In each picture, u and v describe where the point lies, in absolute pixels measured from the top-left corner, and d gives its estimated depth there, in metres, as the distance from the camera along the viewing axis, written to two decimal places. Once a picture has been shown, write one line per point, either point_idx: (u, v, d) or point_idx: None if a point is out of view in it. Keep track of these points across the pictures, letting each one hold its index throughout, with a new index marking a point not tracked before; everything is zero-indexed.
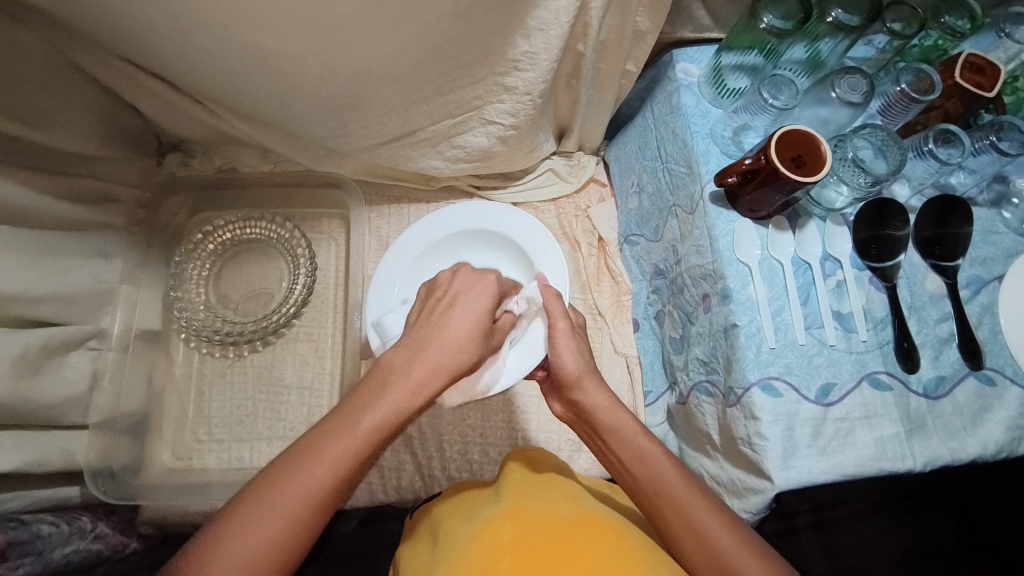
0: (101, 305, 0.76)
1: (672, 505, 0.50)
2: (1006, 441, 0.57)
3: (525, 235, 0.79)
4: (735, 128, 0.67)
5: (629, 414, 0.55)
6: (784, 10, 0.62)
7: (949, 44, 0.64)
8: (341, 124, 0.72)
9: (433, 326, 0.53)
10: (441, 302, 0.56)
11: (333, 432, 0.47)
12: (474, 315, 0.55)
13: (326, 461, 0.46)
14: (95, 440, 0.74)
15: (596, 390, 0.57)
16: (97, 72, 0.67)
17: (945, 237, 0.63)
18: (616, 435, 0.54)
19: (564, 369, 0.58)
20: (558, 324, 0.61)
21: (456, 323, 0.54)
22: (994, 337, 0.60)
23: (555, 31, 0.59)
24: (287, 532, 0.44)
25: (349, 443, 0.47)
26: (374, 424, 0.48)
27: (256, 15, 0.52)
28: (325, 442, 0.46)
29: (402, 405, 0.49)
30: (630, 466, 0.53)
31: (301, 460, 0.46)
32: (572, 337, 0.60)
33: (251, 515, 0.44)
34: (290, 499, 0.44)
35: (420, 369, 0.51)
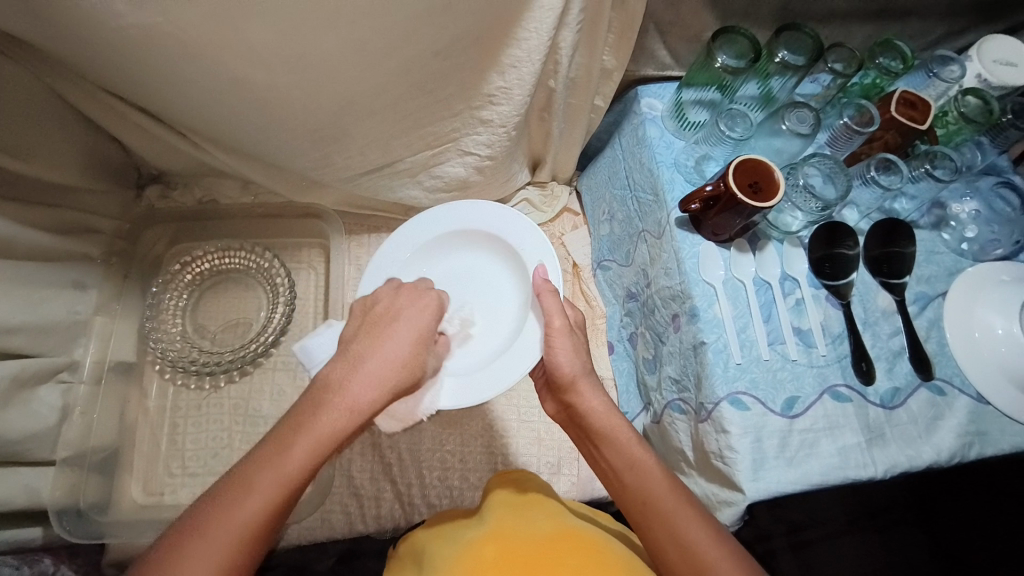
0: (74, 337, 0.75)
1: (658, 514, 0.50)
2: (958, 447, 0.60)
3: (503, 226, 0.72)
4: (697, 158, 0.71)
5: (623, 419, 0.56)
6: (736, 51, 0.67)
7: (885, 82, 0.70)
8: (322, 156, 0.75)
9: (371, 343, 0.53)
10: (386, 315, 0.56)
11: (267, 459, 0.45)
12: (412, 334, 0.55)
13: (254, 493, 0.44)
14: (62, 476, 0.72)
15: (591, 394, 0.58)
16: (82, 105, 0.68)
17: (893, 256, 0.67)
18: (609, 442, 0.55)
19: (560, 371, 0.59)
20: (554, 324, 0.60)
21: (394, 340, 0.54)
22: (942, 350, 0.65)
23: (527, 68, 0.63)
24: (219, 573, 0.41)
25: (281, 469, 0.45)
26: (305, 448, 0.46)
27: (244, 52, 0.55)
28: (250, 476, 0.45)
29: (332, 431, 0.48)
30: (621, 474, 0.54)
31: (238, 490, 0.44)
32: (569, 337, 0.60)
33: (180, 560, 0.41)
34: (218, 533, 0.42)
35: (358, 389, 0.50)
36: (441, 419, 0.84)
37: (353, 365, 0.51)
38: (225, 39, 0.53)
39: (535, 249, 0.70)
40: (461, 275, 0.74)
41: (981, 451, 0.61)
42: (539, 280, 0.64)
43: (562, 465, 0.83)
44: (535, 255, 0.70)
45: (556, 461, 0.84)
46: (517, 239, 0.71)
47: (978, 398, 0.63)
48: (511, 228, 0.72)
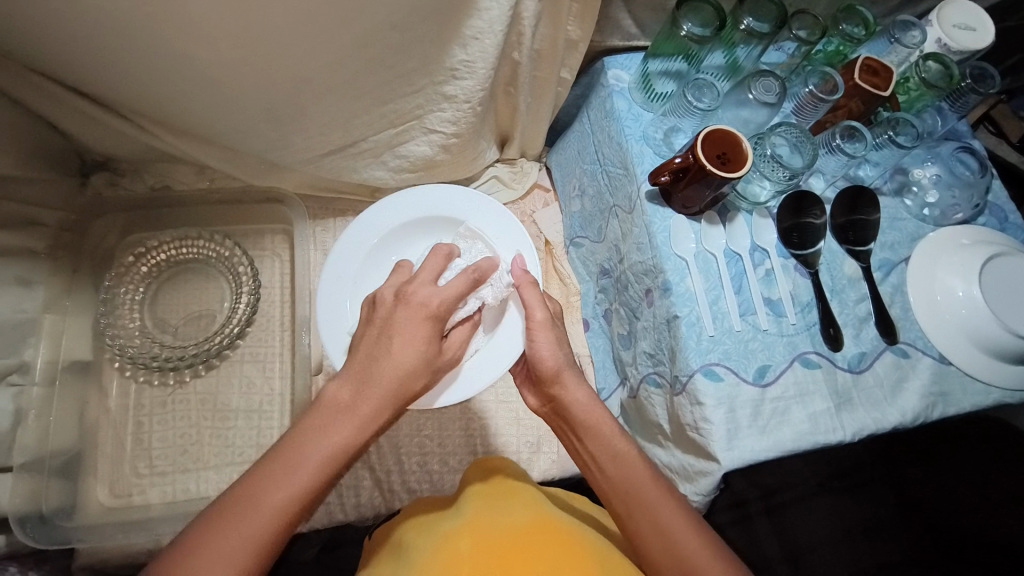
0: (23, 337, 0.71)
1: (642, 506, 0.51)
2: (922, 408, 0.62)
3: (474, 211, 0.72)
4: (665, 130, 0.71)
5: (606, 412, 0.56)
6: (701, 19, 0.66)
7: (848, 48, 0.70)
8: (280, 137, 0.71)
9: (377, 354, 0.50)
10: (391, 332, 0.51)
11: (280, 472, 0.45)
12: (418, 342, 0.51)
13: (281, 490, 0.44)
14: (20, 484, 0.69)
15: (576, 386, 0.57)
16: (12, 90, 0.63)
17: (857, 223, 0.68)
18: (593, 434, 0.55)
19: (544, 363, 0.57)
20: (536, 316, 0.59)
21: (399, 350, 0.50)
22: (906, 314, 0.66)
23: (490, 40, 0.61)
24: (247, 565, 0.42)
25: (308, 467, 0.46)
26: (328, 454, 0.47)
27: (185, 26, 0.51)
28: (261, 492, 0.44)
29: (345, 446, 0.47)
30: (604, 466, 0.54)
31: (245, 505, 0.44)
32: (550, 330, 0.59)
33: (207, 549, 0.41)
34: (246, 528, 0.43)
35: (367, 395, 0.49)
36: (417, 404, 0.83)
37: (359, 380, 0.50)
38: (164, 10, 0.49)
39: (507, 233, 0.71)
40: None
41: (943, 411, 0.63)
42: (517, 271, 0.62)
43: (542, 444, 0.83)
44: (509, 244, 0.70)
45: (535, 440, 0.83)
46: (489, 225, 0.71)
47: (940, 358, 0.65)
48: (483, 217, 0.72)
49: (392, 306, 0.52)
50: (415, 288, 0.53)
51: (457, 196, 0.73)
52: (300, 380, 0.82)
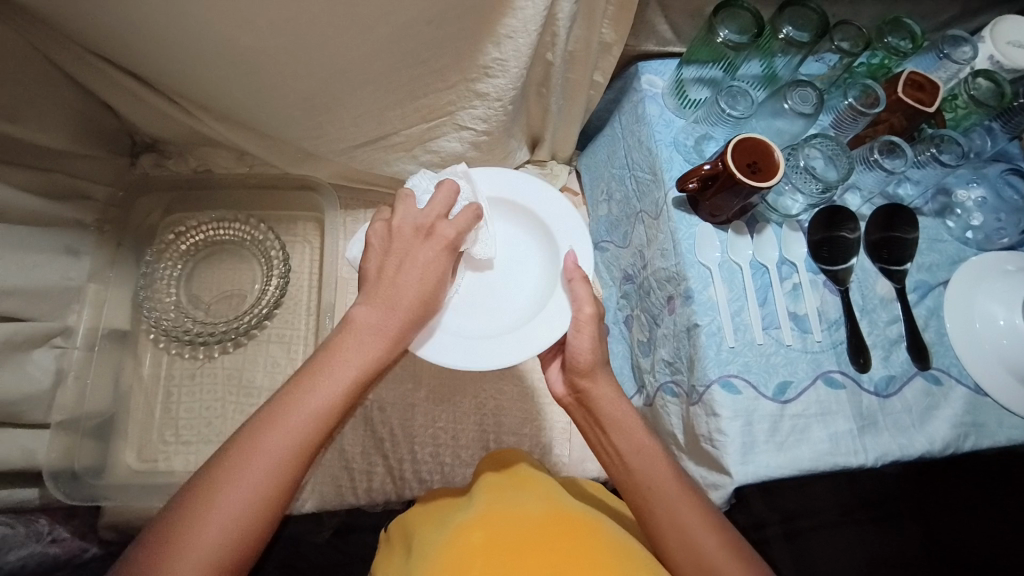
0: (69, 302, 0.75)
1: (663, 502, 0.51)
2: (952, 438, 0.59)
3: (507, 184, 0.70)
4: (697, 137, 0.70)
5: (632, 408, 0.57)
6: (738, 25, 0.65)
7: (892, 62, 0.69)
8: (316, 126, 0.74)
9: (389, 279, 0.53)
10: (404, 257, 0.55)
11: (312, 385, 0.49)
12: (423, 271, 0.54)
13: (317, 402, 0.48)
14: (56, 440, 0.72)
15: (605, 383, 0.57)
16: (73, 69, 0.67)
17: (893, 241, 0.66)
18: (616, 430, 0.55)
19: (581, 357, 0.57)
20: (584, 311, 0.58)
21: (407, 273, 0.54)
22: (941, 339, 0.63)
23: (524, 39, 0.62)
24: (287, 467, 0.46)
25: (324, 391, 0.49)
26: (343, 380, 0.49)
27: (231, 12, 0.54)
28: (297, 401, 0.48)
29: (369, 360, 0.51)
30: (626, 459, 0.54)
31: (282, 416, 0.47)
32: (595, 327, 0.58)
33: (237, 470, 0.45)
34: (267, 455, 0.46)
35: (382, 323, 0.52)
36: (434, 396, 0.84)
37: (377, 300, 0.53)
38: None
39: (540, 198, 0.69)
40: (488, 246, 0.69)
41: (976, 442, 0.60)
42: (571, 264, 0.61)
43: (554, 445, 0.83)
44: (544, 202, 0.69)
45: (548, 441, 0.83)
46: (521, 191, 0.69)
47: (975, 388, 0.62)
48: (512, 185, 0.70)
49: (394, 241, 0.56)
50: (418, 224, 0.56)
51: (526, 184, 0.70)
52: None
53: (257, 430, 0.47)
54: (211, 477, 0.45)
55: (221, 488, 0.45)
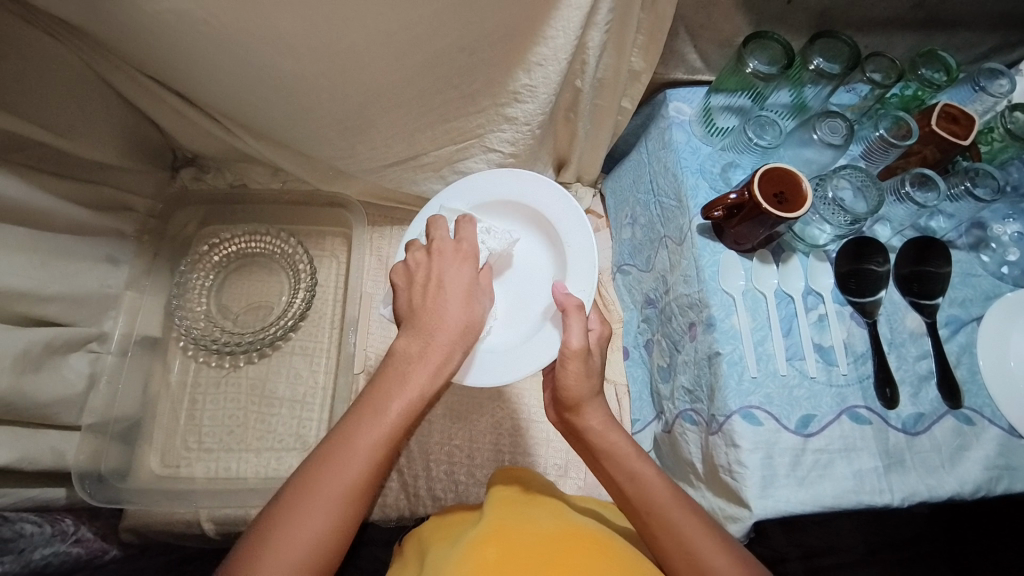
0: (105, 309, 0.78)
1: (663, 525, 0.51)
2: (984, 480, 0.57)
3: (510, 185, 0.69)
4: (723, 165, 0.70)
5: (624, 435, 0.56)
6: (769, 56, 0.65)
7: (926, 94, 0.68)
8: (348, 146, 0.76)
9: (435, 304, 0.54)
10: (435, 283, 0.55)
11: (367, 420, 0.50)
12: (462, 292, 0.55)
13: (373, 437, 0.49)
14: (86, 442, 0.74)
15: (594, 413, 0.56)
16: (124, 88, 0.71)
17: (923, 275, 0.64)
18: (610, 459, 0.55)
19: (568, 389, 0.55)
20: (571, 344, 0.54)
21: (447, 303, 0.54)
22: (973, 377, 0.61)
23: (554, 67, 0.63)
24: (349, 501, 0.48)
25: (379, 428, 0.49)
26: (400, 412, 0.50)
27: (275, 39, 0.56)
28: (352, 438, 0.49)
29: (420, 393, 0.51)
30: (625, 487, 0.54)
31: (340, 451, 0.49)
32: (583, 361, 0.55)
33: (301, 513, 0.46)
34: (331, 492, 0.47)
35: (427, 350, 0.52)
36: (451, 413, 0.84)
37: (417, 331, 0.53)
38: (258, 24, 0.54)
39: (544, 195, 0.68)
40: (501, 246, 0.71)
41: (1009, 487, 0.58)
42: (564, 294, 0.57)
43: (570, 468, 0.82)
44: (554, 203, 0.68)
45: (563, 464, 0.82)
46: (522, 190, 0.69)
47: (1009, 430, 0.59)
48: (517, 185, 0.69)
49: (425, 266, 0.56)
50: (443, 244, 0.57)
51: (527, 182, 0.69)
52: (342, 377, 0.85)
53: (317, 470, 0.48)
54: (278, 519, 0.46)
55: (289, 525, 0.46)
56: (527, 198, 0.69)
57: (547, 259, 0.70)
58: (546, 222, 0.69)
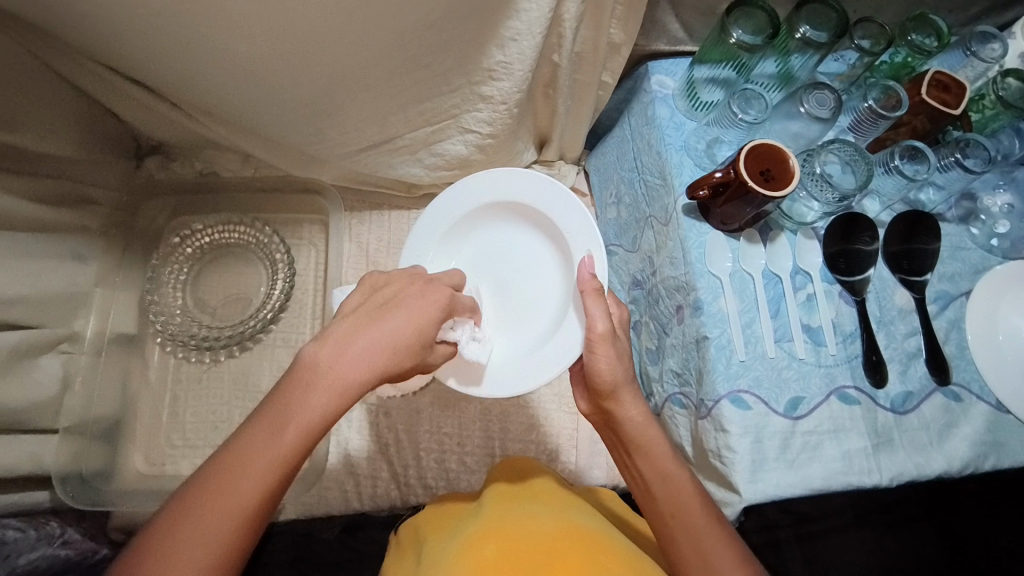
0: (75, 309, 0.75)
1: (687, 529, 0.50)
2: (971, 457, 0.57)
3: (502, 184, 0.67)
4: (708, 141, 0.68)
5: (660, 432, 0.55)
6: (753, 25, 0.63)
7: (916, 61, 0.66)
8: (319, 131, 0.72)
9: (366, 323, 0.50)
10: (378, 309, 0.51)
11: (254, 443, 0.44)
12: (416, 315, 0.51)
13: (260, 465, 0.44)
14: (65, 445, 0.73)
15: (633, 403, 0.55)
16: (74, 75, 0.66)
17: (914, 252, 0.63)
18: (642, 453, 0.54)
19: (601, 377, 0.55)
20: (597, 329, 0.54)
21: (383, 324, 0.49)
22: (961, 353, 0.61)
23: (528, 42, 0.60)
24: (232, 539, 0.43)
25: (270, 453, 0.44)
26: (295, 434, 0.45)
27: (229, 24, 0.53)
28: (236, 467, 0.44)
29: (318, 411, 0.46)
30: (653, 487, 0.53)
31: (221, 481, 0.43)
32: (611, 345, 0.55)
33: (158, 574, 0.40)
34: (207, 533, 0.42)
35: (341, 364, 0.47)
36: (439, 401, 0.83)
37: (336, 349, 0.48)
38: (209, 6, 0.50)
39: (537, 192, 0.66)
40: (511, 247, 0.69)
41: (996, 463, 0.58)
42: (585, 276, 0.56)
43: (560, 452, 0.82)
44: (555, 201, 0.65)
45: (554, 449, 0.82)
46: (514, 188, 0.67)
47: (996, 405, 0.59)
48: (510, 184, 0.67)
49: (404, 288, 0.53)
50: (417, 281, 0.54)
51: (531, 180, 0.66)
52: None
53: (192, 502, 0.43)
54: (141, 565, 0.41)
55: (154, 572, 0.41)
56: (519, 196, 0.66)
57: (549, 258, 0.68)
58: (544, 219, 0.66)
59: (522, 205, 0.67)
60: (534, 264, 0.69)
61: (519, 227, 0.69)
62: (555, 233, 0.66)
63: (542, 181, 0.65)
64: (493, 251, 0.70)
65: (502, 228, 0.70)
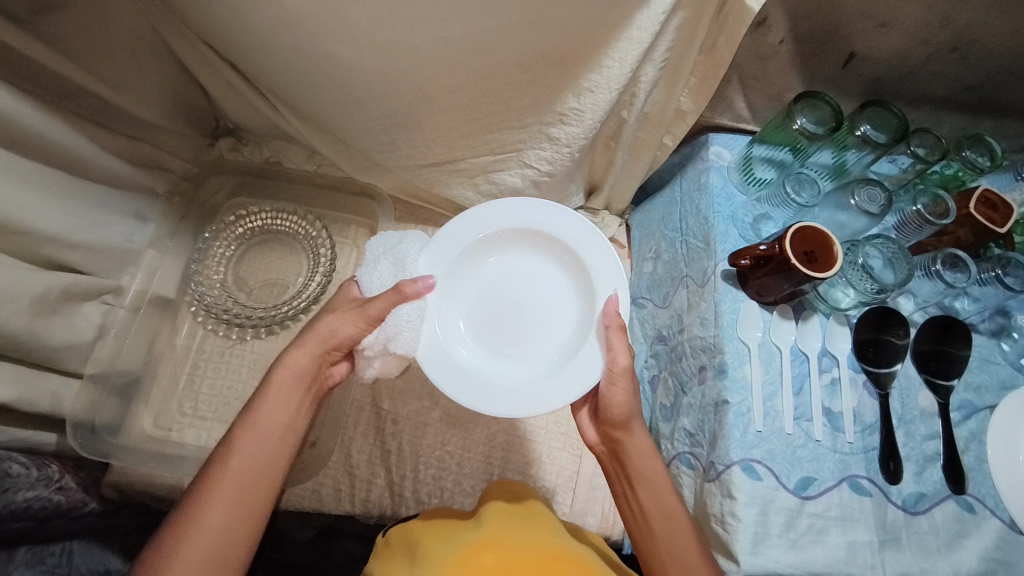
0: (125, 264, 0.79)
1: (677, 553, 0.56)
2: (978, 571, 0.56)
3: (531, 215, 0.66)
4: (756, 215, 0.71)
5: (661, 464, 0.60)
6: (817, 117, 0.66)
7: (967, 176, 0.69)
8: (389, 140, 0.77)
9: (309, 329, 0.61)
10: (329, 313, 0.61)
11: (249, 423, 0.58)
12: (342, 313, 0.60)
13: (254, 434, 0.57)
14: (85, 392, 0.74)
15: (641, 435, 0.61)
16: (182, 52, 0.72)
17: (942, 355, 0.64)
18: (644, 482, 0.59)
19: (615, 409, 0.59)
20: (619, 363, 0.58)
21: (328, 322, 0.60)
22: (979, 465, 0.61)
23: (604, 95, 0.64)
24: (244, 491, 0.55)
25: (256, 424, 0.58)
26: (274, 410, 0.58)
27: (338, 30, 0.57)
28: (232, 444, 0.57)
29: (289, 389, 0.60)
30: (652, 517, 0.58)
31: (223, 459, 0.56)
32: (629, 380, 0.59)
33: (190, 534, 0.52)
34: (221, 494, 0.54)
35: (303, 358, 0.60)
36: (447, 418, 0.84)
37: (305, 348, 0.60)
38: (325, 13, 0.55)
39: (573, 231, 0.66)
40: (525, 276, 0.68)
41: None
42: (610, 311, 0.60)
43: (557, 492, 0.81)
44: (587, 245, 0.65)
45: (551, 487, 0.82)
46: (543, 219, 0.66)
47: (1010, 524, 0.58)
48: (543, 216, 0.66)
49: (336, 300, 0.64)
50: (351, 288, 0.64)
51: (568, 218, 0.66)
52: None
53: (205, 482, 0.55)
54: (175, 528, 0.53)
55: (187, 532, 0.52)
56: (550, 228, 0.66)
57: (567, 296, 0.68)
58: (570, 254, 0.67)
59: (551, 239, 0.67)
60: (547, 294, 0.68)
61: (537, 254, 0.69)
62: (579, 269, 0.67)
63: (576, 220, 0.66)
64: (509, 275, 0.68)
65: (520, 256, 0.69)
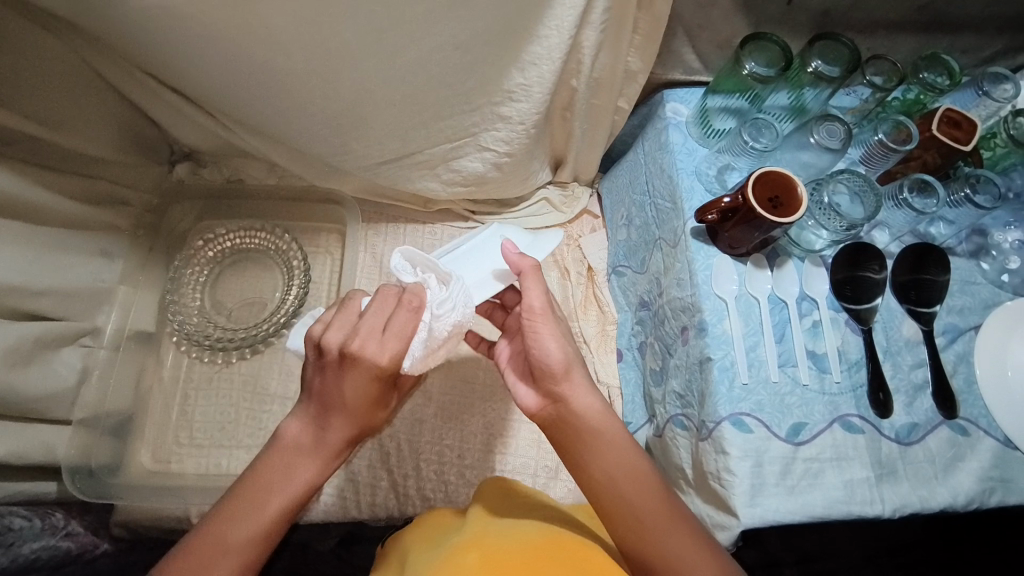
0: (98, 304, 0.78)
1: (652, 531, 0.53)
2: (977, 492, 0.56)
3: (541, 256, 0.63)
4: (719, 167, 0.69)
5: (613, 419, 0.56)
6: (766, 59, 0.65)
7: (928, 98, 0.67)
8: (342, 143, 0.75)
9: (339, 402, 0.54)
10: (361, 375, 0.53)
11: (255, 509, 0.54)
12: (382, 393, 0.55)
13: (256, 523, 0.54)
14: (78, 436, 0.74)
15: (582, 389, 0.56)
16: (117, 81, 0.71)
17: (920, 283, 0.63)
18: (597, 441, 0.55)
19: (550, 360, 0.55)
20: (534, 306, 0.56)
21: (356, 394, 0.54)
22: (969, 387, 0.60)
23: (548, 66, 0.63)
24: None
25: (261, 515, 0.54)
26: (282, 500, 0.55)
27: (264, 37, 0.56)
28: (226, 531, 0.53)
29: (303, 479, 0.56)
30: (618, 481, 0.55)
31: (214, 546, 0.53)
32: (550, 318, 0.56)
33: None
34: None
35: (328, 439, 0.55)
36: (443, 413, 0.83)
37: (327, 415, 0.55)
38: (248, 21, 0.54)
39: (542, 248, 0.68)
40: None
41: (1002, 500, 0.57)
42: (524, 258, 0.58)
43: (560, 470, 0.82)
44: None
45: (554, 465, 0.82)
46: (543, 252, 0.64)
47: (1005, 441, 0.59)
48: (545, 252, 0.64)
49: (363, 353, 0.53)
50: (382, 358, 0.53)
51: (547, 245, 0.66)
52: None
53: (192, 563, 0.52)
54: None
55: None
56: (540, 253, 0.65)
57: None
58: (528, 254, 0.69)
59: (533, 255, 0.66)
60: None
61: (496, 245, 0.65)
62: None
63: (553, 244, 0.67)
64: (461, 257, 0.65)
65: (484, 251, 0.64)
